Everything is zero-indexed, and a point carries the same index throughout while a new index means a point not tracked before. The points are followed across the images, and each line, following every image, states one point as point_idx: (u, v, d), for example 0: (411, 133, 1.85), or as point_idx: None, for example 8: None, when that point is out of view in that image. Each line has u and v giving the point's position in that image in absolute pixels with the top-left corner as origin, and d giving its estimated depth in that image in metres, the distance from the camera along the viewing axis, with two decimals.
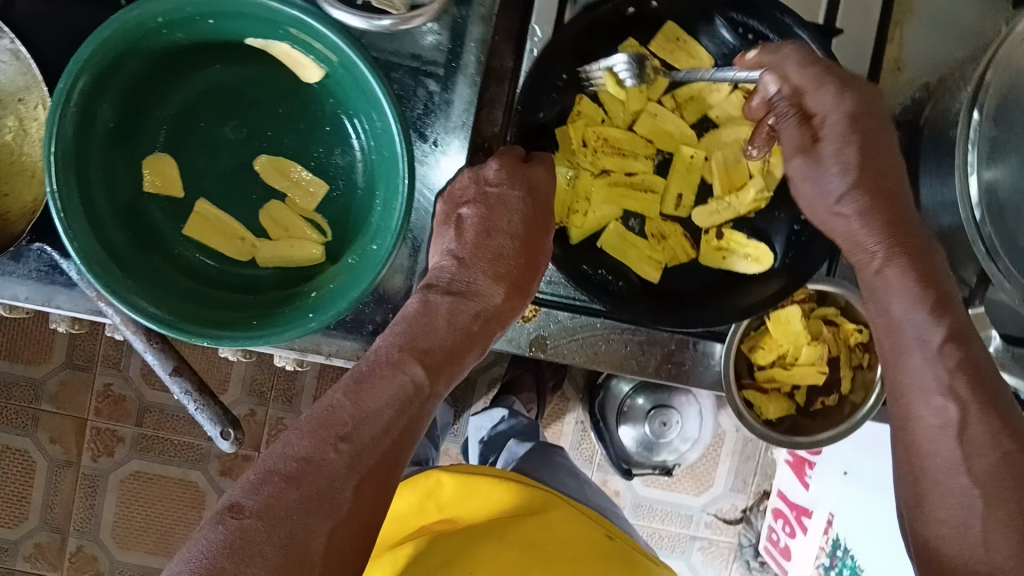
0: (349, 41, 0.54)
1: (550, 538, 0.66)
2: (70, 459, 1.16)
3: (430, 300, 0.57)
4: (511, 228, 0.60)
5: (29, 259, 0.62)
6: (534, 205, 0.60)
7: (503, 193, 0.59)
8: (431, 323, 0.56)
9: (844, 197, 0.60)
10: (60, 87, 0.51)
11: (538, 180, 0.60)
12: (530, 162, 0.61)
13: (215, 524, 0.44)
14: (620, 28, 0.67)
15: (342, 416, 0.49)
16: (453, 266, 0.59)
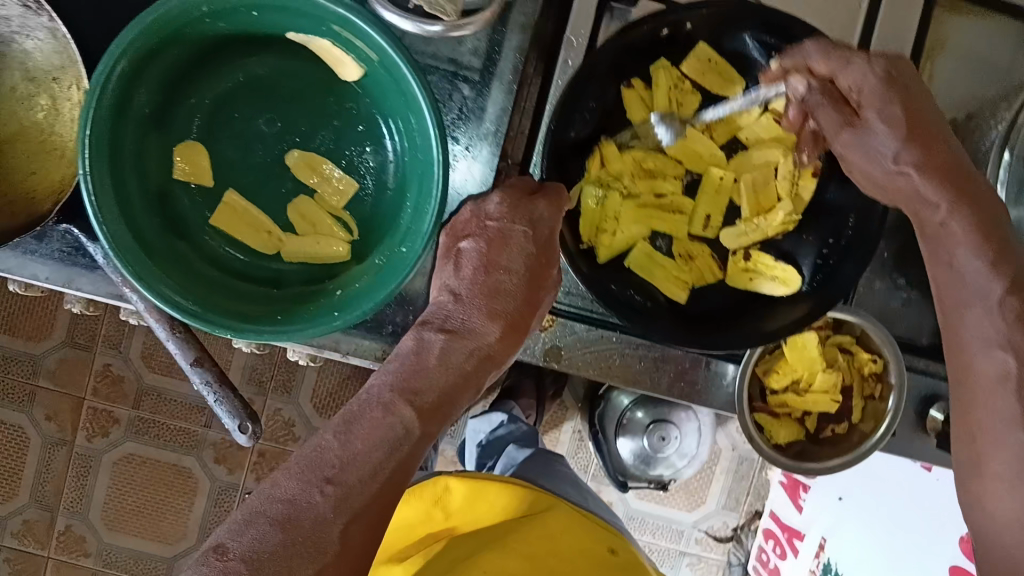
0: (393, 43, 0.54)
1: (552, 551, 0.66)
2: (64, 438, 1.15)
3: (425, 338, 0.56)
4: (512, 263, 0.59)
5: (52, 240, 0.62)
6: (539, 245, 0.59)
7: (504, 228, 0.59)
8: (423, 363, 0.55)
9: (899, 156, 0.59)
10: (100, 69, 0.51)
11: (540, 215, 0.58)
12: (533, 197, 0.59)
13: (199, 566, 0.44)
14: (655, 48, 0.67)
15: (329, 458, 0.48)
16: (452, 303, 0.58)
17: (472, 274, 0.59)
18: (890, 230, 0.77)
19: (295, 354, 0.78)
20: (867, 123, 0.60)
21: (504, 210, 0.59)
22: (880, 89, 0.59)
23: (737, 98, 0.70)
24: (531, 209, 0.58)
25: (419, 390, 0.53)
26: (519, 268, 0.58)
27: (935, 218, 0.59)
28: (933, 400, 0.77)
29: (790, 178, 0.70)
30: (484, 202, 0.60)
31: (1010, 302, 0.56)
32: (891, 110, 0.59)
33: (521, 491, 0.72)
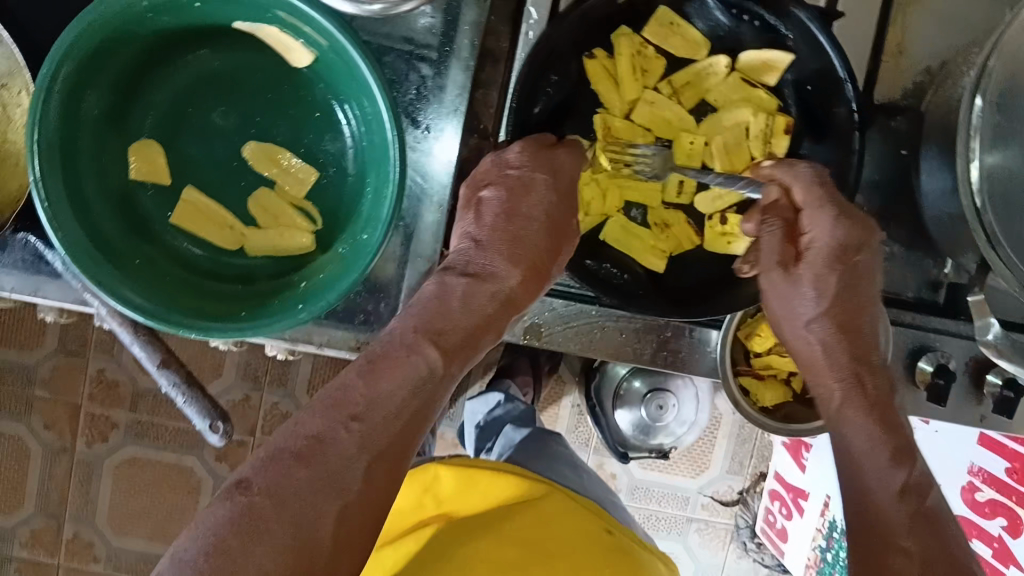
0: (339, 26, 0.53)
1: (548, 534, 0.64)
2: (65, 445, 1.15)
3: (447, 283, 0.60)
4: (533, 212, 0.62)
5: (14, 250, 0.61)
6: (559, 194, 0.62)
7: (525, 176, 0.61)
8: (445, 306, 0.58)
9: (814, 322, 0.64)
10: (42, 74, 0.50)
11: (560, 164, 0.62)
12: (552, 145, 0.62)
13: (222, 501, 0.47)
14: (614, 16, 0.66)
15: (354, 398, 0.52)
16: (473, 249, 0.62)
17: (494, 221, 0.62)
18: (869, 183, 0.76)
19: (276, 350, 0.78)
20: (799, 277, 0.64)
21: (523, 158, 0.61)
22: (829, 253, 0.64)
23: (702, 60, 0.69)
24: (553, 159, 0.62)
25: (442, 330, 0.57)
26: (540, 215, 0.62)
27: (831, 402, 0.63)
28: (921, 352, 0.76)
29: (762, 136, 0.68)
30: (503, 150, 0.62)
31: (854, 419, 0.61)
32: (823, 278, 0.64)
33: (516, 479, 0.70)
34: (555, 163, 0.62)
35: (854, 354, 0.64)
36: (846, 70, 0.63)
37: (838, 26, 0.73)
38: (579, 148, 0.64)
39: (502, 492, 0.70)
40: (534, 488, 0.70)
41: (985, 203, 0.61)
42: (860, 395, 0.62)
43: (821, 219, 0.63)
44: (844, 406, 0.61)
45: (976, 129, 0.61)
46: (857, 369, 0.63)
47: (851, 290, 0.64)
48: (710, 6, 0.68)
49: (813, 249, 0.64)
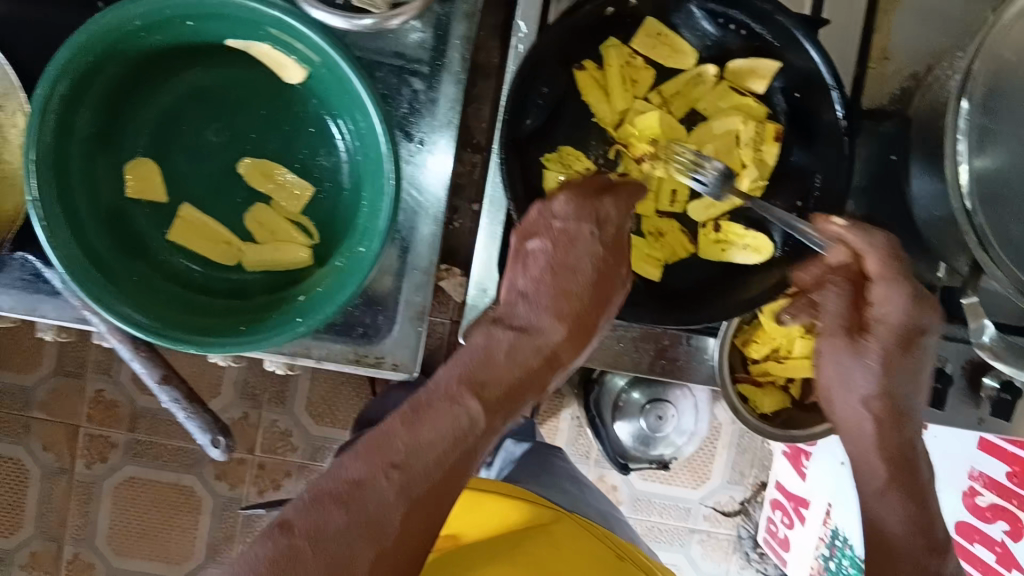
0: (330, 40, 0.53)
1: (555, 557, 0.65)
2: (64, 467, 1.15)
3: (493, 335, 0.55)
4: (585, 268, 0.57)
5: (11, 269, 0.61)
6: (607, 245, 0.57)
7: (570, 228, 0.57)
8: (489, 358, 0.54)
9: (872, 398, 0.61)
10: (38, 92, 0.51)
11: (606, 213, 0.57)
12: (598, 193, 0.58)
13: (266, 540, 0.45)
14: (602, 28, 0.67)
15: (396, 445, 0.49)
16: (518, 302, 0.56)
17: (539, 274, 0.56)
18: (858, 189, 0.76)
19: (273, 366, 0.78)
20: (866, 349, 0.61)
21: (569, 208, 0.57)
22: (897, 335, 0.61)
23: (690, 69, 0.69)
24: (599, 207, 0.57)
25: (484, 381, 0.53)
26: (588, 268, 0.57)
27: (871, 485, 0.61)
28: None
29: (753, 144, 0.69)
30: (547, 200, 0.58)
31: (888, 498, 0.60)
32: (887, 354, 0.61)
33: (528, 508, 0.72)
34: (602, 211, 0.57)
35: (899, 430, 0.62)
36: (833, 78, 0.64)
37: (825, 33, 0.74)
38: (631, 197, 0.59)
39: (513, 520, 0.71)
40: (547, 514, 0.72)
41: (976, 206, 0.61)
42: (899, 473, 0.61)
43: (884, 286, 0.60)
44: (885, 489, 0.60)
45: (962, 132, 0.60)
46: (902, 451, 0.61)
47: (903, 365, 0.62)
48: (697, 16, 0.68)
49: (887, 322, 0.61)
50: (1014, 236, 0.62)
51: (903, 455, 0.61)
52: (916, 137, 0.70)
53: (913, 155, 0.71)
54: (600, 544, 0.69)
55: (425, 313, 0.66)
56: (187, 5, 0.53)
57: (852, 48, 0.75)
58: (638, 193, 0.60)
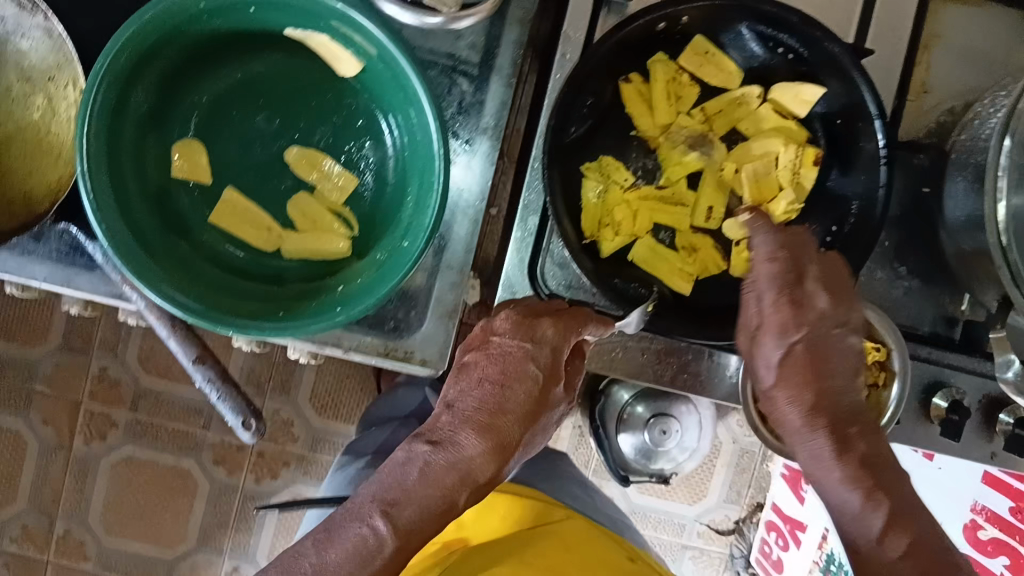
0: (391, 36, 0.53)
1: (566, 554, 0.65)
2: (62, 443, 1.14)
3: (412, 451, 0.56)
4: (518, 390, 0.58)
5: (50, 240, 0.61)
6: (541, 366, 0.58)
7: (506, 344, 0.59)
8: (404, 478, 0.54)
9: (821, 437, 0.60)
10: (98, 66, 0.51)
11: (542, 333, 0.59)
12: (539, 315, 0.60)
13: None
14: (651, 42, 0.68)
15: (304, 564, 0.51)
16: (444, 415, 0.58)
17: (471, 387, 0.59)
18: (894, 219, 0.77)
19: (297, 355, 0.77)
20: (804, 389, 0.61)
21: (509, 326, 0.59)
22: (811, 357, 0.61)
23: (735, 90, 0.70)
24: (536, 327, 0.59)
25: (397, 501, 0.54)
26: (520, 393, 0.58)
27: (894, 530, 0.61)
28: (937, 387, 0.76)
29: (791, 166, 0.70)
30: (492, 317, 0.61)
31: (892, 545, 0.56)
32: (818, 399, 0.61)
33: (536, 506, 0.72)
34: (538, 332, 0.59)
35: (850, 447, 0.61)
36: (877, 108, 0.64)
37: (868, 62, 0.75)
38: (570, 317, 0.60)
39: (522, 516, 0.71)
40: (558, 514, 0.72)
41: (1011, 242, 0.62)
42: (898, 517, 0.58)
43: (775, 289, 0.61)
44: (885, 537, 0.57)
45: (1003, 169, 0.61)
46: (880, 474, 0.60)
47: (821, 369, 0.62)
48: (745, 38, 0.69)
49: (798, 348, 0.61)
50: None
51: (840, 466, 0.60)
52: (952, 170, 0.71)
53: (947, 187, 0.72)
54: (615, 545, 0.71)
55: (456, 312, 0.66)
56: None
57: (893, 78, 0.76)
58: (581, 315, 0.61)
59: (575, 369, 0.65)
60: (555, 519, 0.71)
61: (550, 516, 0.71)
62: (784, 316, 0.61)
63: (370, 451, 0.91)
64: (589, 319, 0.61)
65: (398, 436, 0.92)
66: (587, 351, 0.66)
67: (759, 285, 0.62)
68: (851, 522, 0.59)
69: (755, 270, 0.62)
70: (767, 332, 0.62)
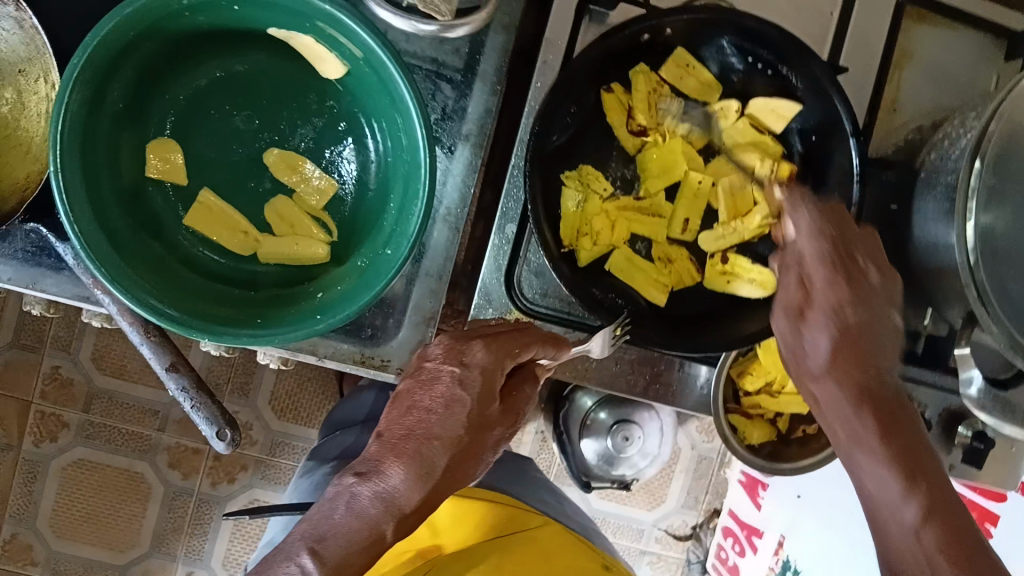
0: (379, 41, 0.53)
1: (543, 563, 0.65)
2: (10, 443, 1.11)
3: (341, 485, 0.54)
4: (444, 417, 0.55)
5: (15, 239, 0.59)
6: (466, 389, 0.55)
7: (434, 369, 0.56)
8: (331, 513, 0.52)
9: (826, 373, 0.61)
10: (75, 61, 0.49)
11: (472, 357, 0.56)
12: (472, 337, 0.57)
13: None
14: (633, 54, 0.68)
15: None
16: (372, 443, 0.55)
17: (399, 414, 0.56)
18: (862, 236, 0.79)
19: (267, 360, 0.76)
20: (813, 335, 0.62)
21: (441, 351, 0.57)
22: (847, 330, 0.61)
23: (713, 103, 0.71)
24: (466, 349, 0.56)
25: (323, 537, 0.51)
26: (443, 420, 0.55)
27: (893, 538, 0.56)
28: None
29: (765, 181, 0.71)
30: (428, 343, 0.58)
31: (928, 532, 0.53)
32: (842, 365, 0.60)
33: (507, 511, 0.72)
34: (468, 355, 0.56)
35: (899, 432, 0.58)
36: (852, 125, 0.65)
37: (842, 78, 0.77)
38: (506, 340, 0.57)
39: (499, 521, 0.71)
40: (532, 520, 0.72)
41: (978, 261, 0.64)
42: (936, 499, 0.54)
43: (824, 264, 0.62)
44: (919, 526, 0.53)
45: (974, 190, 0.63)
46: (919, 450, 0.57)
47: (868, 353, 0.61)
48: (726, 53, 0.70)
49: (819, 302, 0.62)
50: (1010, 293, 0.65)
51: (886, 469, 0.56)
52: (920, 188, 0.73)
53: (915, 205, 0.74)
54: (590, 552, 0.71)
55: (432, 319, 0.66)
56: None
57: (864, 95, 0.78)
58: (519, 337, 0.59)
59: (524, 394, 0.61)
60: (531, 525, 0.71)
61: (525, 522, 0.71)
62: (840, 295, 0.61)
63: (338, 454, 0.90)
64: (526, 341, 0.59)
65: (361, 440, 0.91)
66: (542, 378, 0.63)
67: (807, 267, 0.63)
68: (885, 511, 0.56)
69: (797, 249, 0.63)
70: (817, 311, 0.62)
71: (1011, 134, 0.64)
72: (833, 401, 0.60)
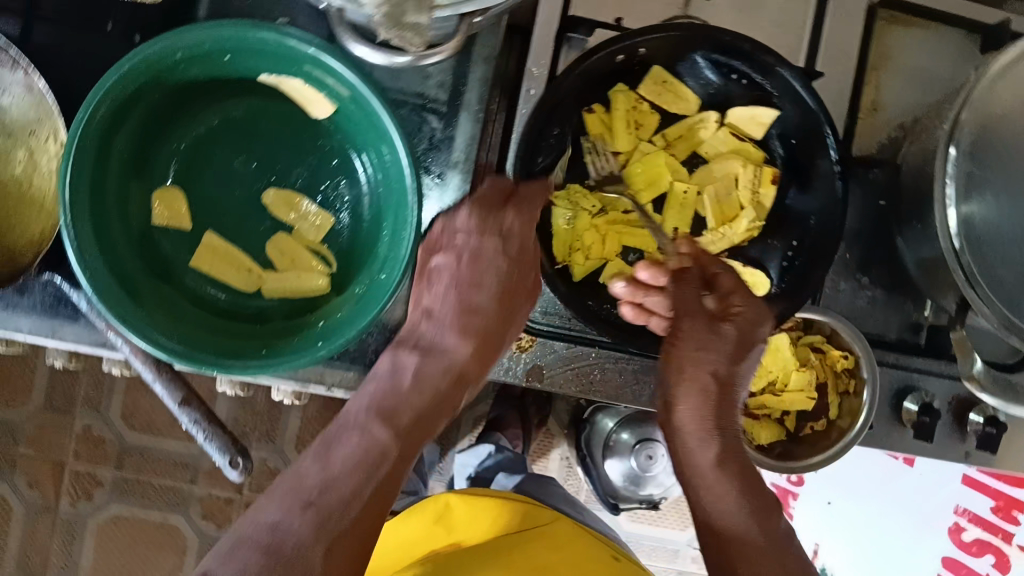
0: (363, 79, 0.55)
1: (562, 558, 0.66)
2: (48, 505, 1.14)
3: (399, 360, 0.61)
4: (495, 273, 0.63)
5: (34, 292, 0.62)
6: (510, 257, 0.63)
7: (474, 237, 0.63)
8: (397, 384, 0.59)
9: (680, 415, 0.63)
10: (79, 119, 0.53)
11: (511, 225, 0.62)
12: (502, 205, 0.63)
13: None
14: (611, 74, 0.71)
15: None
16: (424, 322, 0.63)
17: (442, 291, 0.63)
18: (851, 234, 0.81)
19: (283, 397, 0.80)
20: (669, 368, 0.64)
21: (474, 221, 0.63)
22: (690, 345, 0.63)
23: (692, 116, 0.74)
24: (500, 217, 0.62)
25: (321, 496, 0.51)
26: (493, 277, 0.63)
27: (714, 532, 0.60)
28: (906, 392, 0.80)
29: (751, 187, 0.73)
30: (452, 215, 0.64)
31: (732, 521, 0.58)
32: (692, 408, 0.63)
33: (523, 510, 0.72)
34: (504, 223, 0.63)
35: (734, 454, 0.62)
36: (830, 127, 0.67)
37: (820, 82, 0.79)
38: (534, 201, 0.63)
39: (510, 518, 0.72)
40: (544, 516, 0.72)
41: (963, 245, 0.64)
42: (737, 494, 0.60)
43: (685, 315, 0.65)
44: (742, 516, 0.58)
45: (951, 176, 0.65)
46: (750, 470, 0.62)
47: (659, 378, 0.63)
48: (700, 66, 0.71)
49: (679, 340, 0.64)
50: (1000, 275, 0.66)
51: (724, 489, 0.60)
52: (905, 180, 0.74)
53: (901, 197, 0.75)
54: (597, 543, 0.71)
55: None
56: (228, 40, 0.55)
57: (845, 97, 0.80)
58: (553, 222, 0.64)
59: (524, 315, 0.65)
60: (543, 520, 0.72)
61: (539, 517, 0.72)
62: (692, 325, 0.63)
63: None
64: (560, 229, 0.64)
65: None
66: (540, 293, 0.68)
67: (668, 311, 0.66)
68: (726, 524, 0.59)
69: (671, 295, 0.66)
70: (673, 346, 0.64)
71: (984, 121, 0.65)
72: (705, 430, 0.62)
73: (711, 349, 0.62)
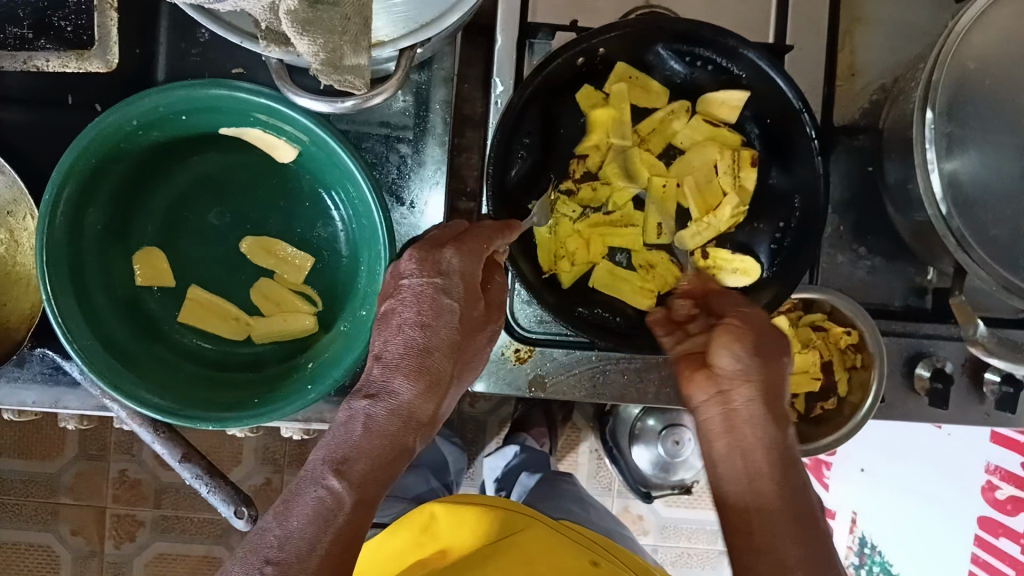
0: (318, 123, 0.56)
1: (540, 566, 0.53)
2: (94, 550, 1.13)
3: (353, 406, 0.50)
4: (451, 323, 0.52)
5: (32, 364, 0.63)
6: (458, 298, 0.53)
7: (418, 285, 0.52)
8: (349, 434, 0.48)
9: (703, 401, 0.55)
10: (45, 198, 0.53)
11: (450, 266, 0.53)
12: (442, 243, 0.53)
13: None
14: (575, 78, 0.70)
15: None
16: (376, 367, 0.52)
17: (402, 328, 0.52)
18: (842, 204, 0.80)
19: (295, 433, 0.81)
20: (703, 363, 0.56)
21: (415, 264, 0.53)
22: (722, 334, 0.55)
23: (662, 108, 0.73)
24: (439, 259, 0.52)
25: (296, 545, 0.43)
26: (451, 322, 0.52)
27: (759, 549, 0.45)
28: (918, 358, 0.79)
29: (731, 171, 0.72)
30: (397, 260, 0.54)
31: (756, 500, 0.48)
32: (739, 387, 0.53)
33: (507, 516, 0.62)
34: (445, 264, 0.52)
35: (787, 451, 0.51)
36: (798, 99, 0.66)
37: (791, 55, 0.78)
38: (476, 239, 0.54)
39: (495, 529, 0.61)
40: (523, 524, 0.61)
41: (951, 210, 0.64)
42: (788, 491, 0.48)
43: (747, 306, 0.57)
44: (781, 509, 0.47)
45: (930, 142, 0.64)
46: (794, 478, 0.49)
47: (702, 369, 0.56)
48: (665, 58, 0.71)
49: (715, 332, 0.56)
50: (994, 234, 0.64)
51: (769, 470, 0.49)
52: (888, 143, 0.73)
53: (888, 161, 0.74)
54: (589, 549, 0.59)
55: None
56: (182, 102, 0.56)
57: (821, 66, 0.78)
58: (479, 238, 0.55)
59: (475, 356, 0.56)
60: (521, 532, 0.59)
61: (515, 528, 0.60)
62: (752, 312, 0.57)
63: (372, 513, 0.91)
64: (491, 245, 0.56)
65: None
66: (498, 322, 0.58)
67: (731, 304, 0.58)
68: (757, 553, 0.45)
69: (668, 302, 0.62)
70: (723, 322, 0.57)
71: (961, 77, 0.64)
72: (756, 412, 0.51)
73: (743, 345, 0.53)
